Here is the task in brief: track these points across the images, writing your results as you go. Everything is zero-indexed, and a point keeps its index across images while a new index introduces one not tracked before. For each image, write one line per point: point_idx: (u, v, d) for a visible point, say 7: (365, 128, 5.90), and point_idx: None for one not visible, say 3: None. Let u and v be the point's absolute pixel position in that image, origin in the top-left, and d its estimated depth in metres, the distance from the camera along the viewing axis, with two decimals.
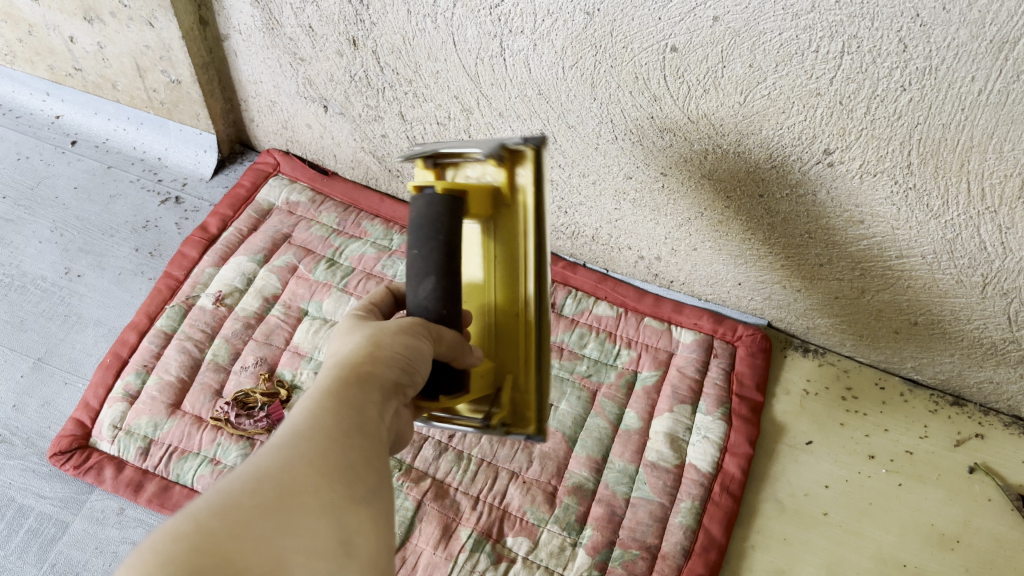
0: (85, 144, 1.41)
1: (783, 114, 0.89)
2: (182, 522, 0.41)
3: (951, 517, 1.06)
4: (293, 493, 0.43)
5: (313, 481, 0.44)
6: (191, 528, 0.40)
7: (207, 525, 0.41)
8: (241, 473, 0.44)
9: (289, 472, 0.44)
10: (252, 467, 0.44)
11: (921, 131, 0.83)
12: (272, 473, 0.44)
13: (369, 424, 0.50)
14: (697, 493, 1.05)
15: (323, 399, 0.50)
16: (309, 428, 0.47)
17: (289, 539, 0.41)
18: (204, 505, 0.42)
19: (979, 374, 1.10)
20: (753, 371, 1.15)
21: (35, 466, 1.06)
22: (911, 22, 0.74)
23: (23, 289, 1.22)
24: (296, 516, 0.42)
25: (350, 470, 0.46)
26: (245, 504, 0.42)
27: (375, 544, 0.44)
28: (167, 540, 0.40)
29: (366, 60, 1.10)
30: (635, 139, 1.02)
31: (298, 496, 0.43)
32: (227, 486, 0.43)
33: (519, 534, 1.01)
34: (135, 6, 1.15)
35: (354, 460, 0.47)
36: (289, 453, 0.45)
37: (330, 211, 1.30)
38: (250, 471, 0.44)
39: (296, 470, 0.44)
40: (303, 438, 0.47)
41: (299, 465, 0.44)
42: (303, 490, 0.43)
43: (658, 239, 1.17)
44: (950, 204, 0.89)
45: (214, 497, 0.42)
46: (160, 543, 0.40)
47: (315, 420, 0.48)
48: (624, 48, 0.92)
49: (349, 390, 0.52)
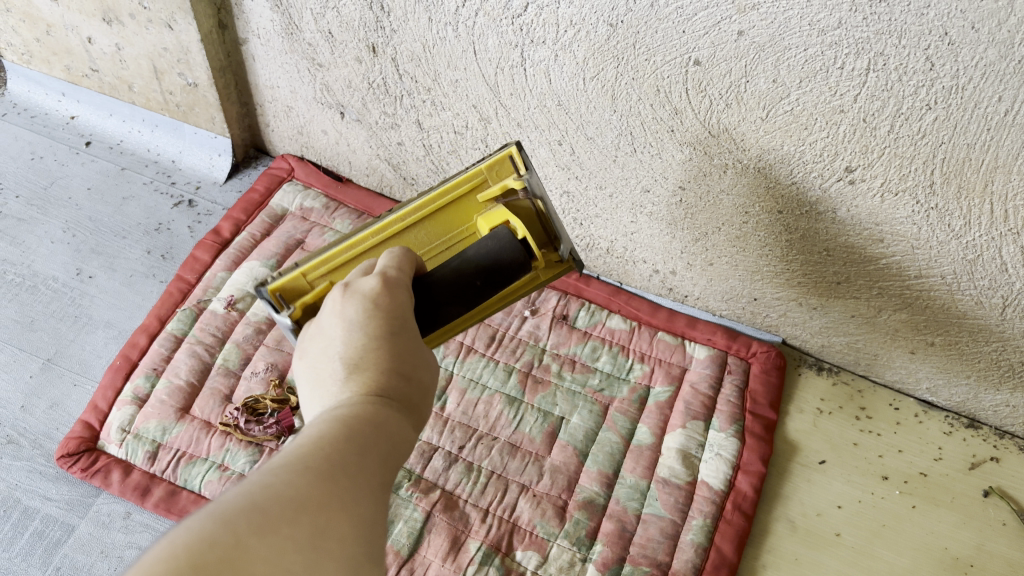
0: (99, 145, 1.41)
1: (805, 130, 0.88)
2: (218, 530, 0.39)
3: (964, 541, 1.04)
4: (323, 529, 0.43)
5: (342, 525, 0.44)
6: (227, 540, 0.39)
7: (240, 538, 0.39)
8: (273, 489, 0.43)
9: (321, 506, 0.44)
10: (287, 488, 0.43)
11: (945, 151, 0.83)
12: (308, 500, 0.43)
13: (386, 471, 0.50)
14: (709, 511, 1.04)
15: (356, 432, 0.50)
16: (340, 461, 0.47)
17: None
18: (237, 514, 0.40)
19: (995, 397, 1.09)
20: (767, 388, 1.14)
21: (42, 468, 1.05)
22: (939, 41, 0.74)
23: (34, 290, 1.22)
24: (321, 556, 0.42)
25: (370, 522, 0.46)
26: (280, 526, 0.41)
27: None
28: (199, 539, 0.38)
29: (385, 67, 1.10)
30: (655, 151, 1.01)
31: (329, 537, 0.43)
32: (261, 498, 0.42)
33: (528, 548, 1.00)
34: (155, 7, 1.15)
35: (375, 510, 0.47)
36: (320, 484, 0.44)
37: (343, 218, 1.29)
38: (282, 489, 0.43)
39: (328, 507, 0.44)
40: (334, 471, 0.46)
41: (331, 501, 0.44)
42: (332, 530, 0.43)
43: (673, 253, 1.16)
44: (972, 225, 0.88)
45: (247, 508, 0.41)
46: (192, 540, 0.38)
47: (348, 454, 0.48)
48: (647, 61, 0.91)
49: (382, 427, 0.51)
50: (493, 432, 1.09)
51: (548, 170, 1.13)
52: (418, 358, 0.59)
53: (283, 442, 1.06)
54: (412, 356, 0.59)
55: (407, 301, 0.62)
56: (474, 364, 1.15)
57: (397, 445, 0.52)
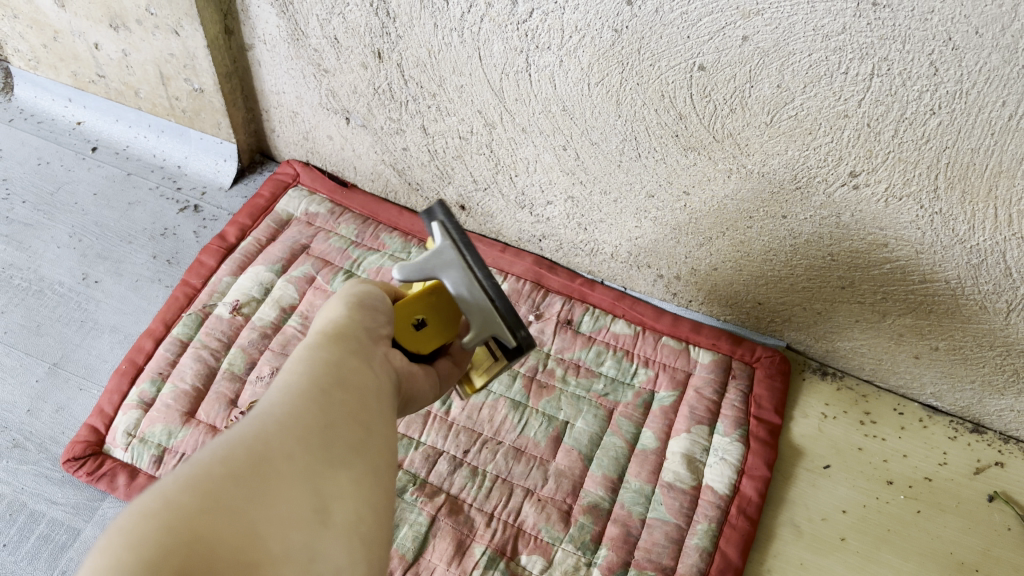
0: (105, 151, 1.41)
1: (810, 135, 0.89)
2: (148, 502, 0.37)
3: (970, 546, 1.04)
4: (268, 462, 0.40)
5: (289, 447, 0.42)
6: (157, 504, 0.36)
7: (177, 501, 0.37)
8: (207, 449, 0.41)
9: (258, 441, 0.41)
10: (219, 442, 0.41)
11: (949, 155, 0.83)
12: (245, 441, 0.41)
13: (349, 389, 0.48)
14: (713, 515, 1.04)
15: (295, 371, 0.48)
16: (281, 401, 0.45)
17: (266, 512, 0.38)
18: (167, 485, 0.38)
19: (1000, 402, 1.09)
20: (772, 393, 1.14)
21: (48, 472, 1.05)
22: (943, 46, 0.74)
23: (40, 294, 1.22)
24: (273, 486, 0.40)
25: (324, 434, 0.44)
26: (217, 474, 0.39)
27: (355, 509, 0.42)
28: (134, 518, 0.36)
29: (390, 72, 1.11)
30: (659, 156, 1.02)
31: (277, 461, 0.41)
32: (197, 459, 0.40)
33: (533, 552, 1.00)
34: (161, 14, 1.16)
35: (332, 423, 0.45)
36: (257, 425, 0.42)
37: (349, 223, 1.29)
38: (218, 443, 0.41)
39: (265, 440, 0.42)
40: (278, 413, 0.44)
41: (270, 435, 0.42)
42: (277, 458, 0.41)
43: (677, 257, 1.16)
44: (977, 229, 0.89)
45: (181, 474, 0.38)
46: (128, 523, 0.36)
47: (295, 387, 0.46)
48: (652, 66, 0.91)
49: (317, 361, 0.49)
50: (498, 436, 1.09)
51: (553, 175, 1.13)
52: (362, 309, 0.58)
53: None
54: (342, 312, 0.57)
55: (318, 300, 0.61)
56: None
57: (357, 369, 0.50)
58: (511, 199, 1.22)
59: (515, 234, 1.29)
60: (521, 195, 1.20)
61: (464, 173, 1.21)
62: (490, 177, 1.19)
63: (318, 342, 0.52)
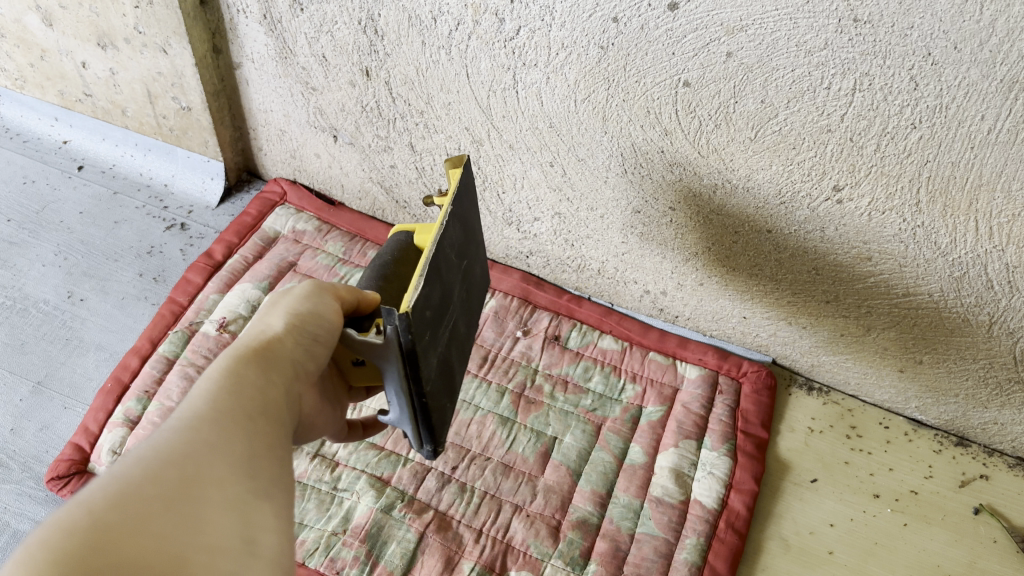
0: (92, 169, 1.41)
1: (793, 150, 0.90)
2: (77, 514, 0.39)
3: (956, 558, 1.04)
4: (200, 489, 0.43)
5: (217, 483, 0.44)
6: (89, 520, 0.39)
7: (114, 519, 0.39)
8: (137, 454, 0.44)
9: (188, 476, 0.43)
10: (151, 467, 0.43)
11: (930, 169, 0.84)
12: (171, 462, 0.44)
13: (258, 423, 0.51)
14: (702, 530, 1.04)
15: (219, 391, 0.51)
16: (208, 431, 0.47)
17: (208, 533, 0.42)
18: (101, 492, 0.40)
19: (983, 415, 1.10)
20: (758, 408, 1.15)
21: (31, 491, 1.04)
22: (923, 61, 0.75)
23: (24, 312, 1.21)
24: (211, 512, 0.43)
25: (246, 468, 0.47)
26: (162, 491, 0.42)
27: (277, 541, 0.45)
28: (67, 533, 0.38)
29: (378, 90, 1.12)
30: (645, 172, 1.03)
31: (206, 495, 0.43)
32: (125, 486, 0.41)
33: (522, 568, 0.99)
34: (149, 32, 1.17)
35: (247, 454, 0.48)
36: (183, 445, 0.45)
37: (336, 241, 1.30)
38: (154, 453, 0.44)
39: (194, 465, 0.44)
40: (205, 446, 0.46)
41: (195, 459, 0.45)
42: (208, 483, 0.44)
43: (663, 273, 1.17)
44: (958, 242, 0.90)
45: (120, 475, 0.42)
46: (62, 538, 0.38)
47: (223, 408, 0.49)
48: (637, 82, 0.93)
49: (249, 395, 0.52)
50: (486, 452, 1.09)
51: (540, 191, 1.14)
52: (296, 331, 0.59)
53: None
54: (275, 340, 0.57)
55: (261, 320, 0.60)
56: (466, 385, 1.16)
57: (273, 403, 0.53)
58: (498, 216, 1.22)
59: (502, 251, 1.30)
60: (508, 211, 1.21)
61: None
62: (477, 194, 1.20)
63: (239, 372, 0.53)
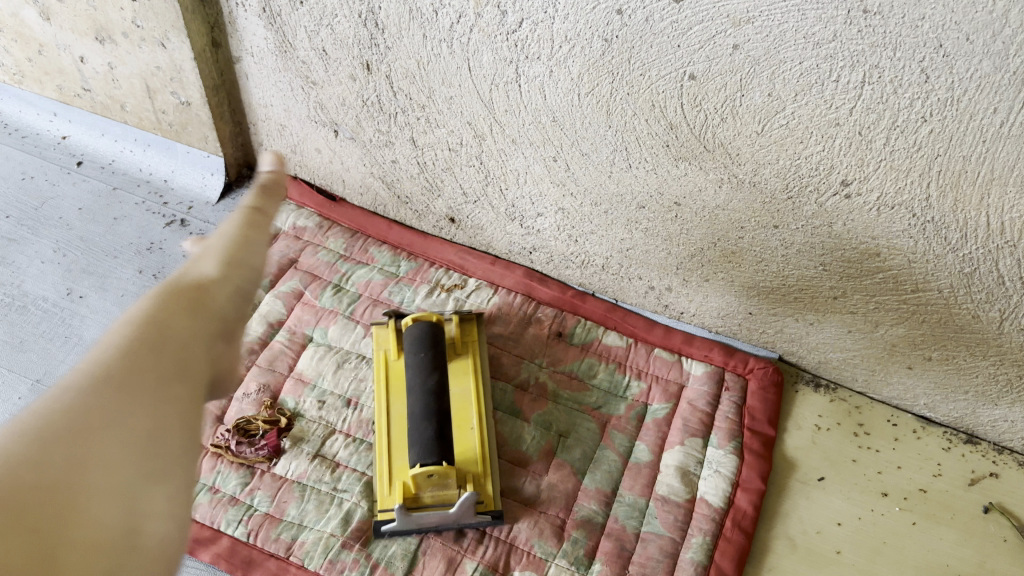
0: (91, 165, 1.40)
1: (800, 144, 0.88)
2: None
3: (966, 557, 1.03)
4: (86, 470, 0.35)
5: (115, 460, 0.36)
6: None
7: None
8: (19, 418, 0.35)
9: (75, 450, 0.35)
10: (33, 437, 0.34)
11: (941, 163, 0.83)
12: (58, 433, 0.35)
13: (180, 379, 0.42)
14: (708, 529, 1.02)
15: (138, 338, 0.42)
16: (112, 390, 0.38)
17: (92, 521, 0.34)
18: None
19: (993, 412, 1.08)
20: (765, 405, 1.14)
21: None
22: (934, 52, 0.74)
23: (23, 309, 1.20)
24: (100, 495, 0.34)
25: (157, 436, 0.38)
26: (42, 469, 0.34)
27: (171, 531, 0.37)
28: None
29: (379, 84, 1.10)
30: (650, 167, 1.01)
31: (94, 474, 0.35)
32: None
33: (526, 568, 0.98)
34: (147, 26, 1.15)
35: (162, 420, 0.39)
36: (81, 409, 0.37)
37: (337, 237, 1.29)
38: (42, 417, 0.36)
39: (88, 436, 0.36)
40: (105, 410, 0.37)
41: (92, 427, 0.36)
42: (102, 459, 0.35)
43: (668, 269, 1.16)
44: (969, 238, 0.88)
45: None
46: None
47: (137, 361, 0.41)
48: (642, 76, 0.91)
49: (168, 347, 0.43)
50: None
51: (543, 186, 1.13)
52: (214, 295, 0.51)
53: (275, 463, 1.04)
54: (196, 300, 0.49)
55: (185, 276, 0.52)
56: None
57: (195, 359, 0.44)
58: (501, 211, 1.21)
59: (505, 246, 1.29)
60: (511, 207, 1.19)
61: (453, 186, 1.21)
62: (480, 189, 1.19)
63: (159, 322, 0.44)
